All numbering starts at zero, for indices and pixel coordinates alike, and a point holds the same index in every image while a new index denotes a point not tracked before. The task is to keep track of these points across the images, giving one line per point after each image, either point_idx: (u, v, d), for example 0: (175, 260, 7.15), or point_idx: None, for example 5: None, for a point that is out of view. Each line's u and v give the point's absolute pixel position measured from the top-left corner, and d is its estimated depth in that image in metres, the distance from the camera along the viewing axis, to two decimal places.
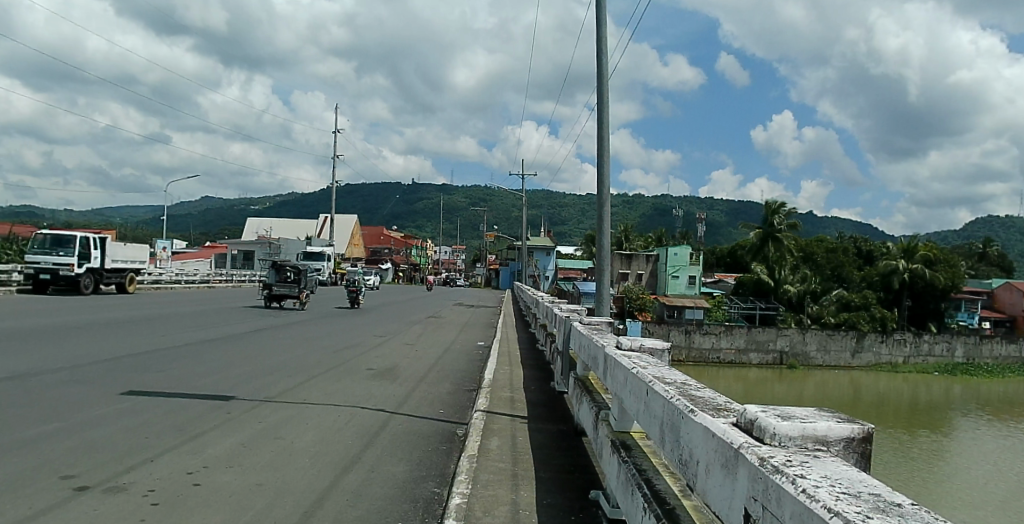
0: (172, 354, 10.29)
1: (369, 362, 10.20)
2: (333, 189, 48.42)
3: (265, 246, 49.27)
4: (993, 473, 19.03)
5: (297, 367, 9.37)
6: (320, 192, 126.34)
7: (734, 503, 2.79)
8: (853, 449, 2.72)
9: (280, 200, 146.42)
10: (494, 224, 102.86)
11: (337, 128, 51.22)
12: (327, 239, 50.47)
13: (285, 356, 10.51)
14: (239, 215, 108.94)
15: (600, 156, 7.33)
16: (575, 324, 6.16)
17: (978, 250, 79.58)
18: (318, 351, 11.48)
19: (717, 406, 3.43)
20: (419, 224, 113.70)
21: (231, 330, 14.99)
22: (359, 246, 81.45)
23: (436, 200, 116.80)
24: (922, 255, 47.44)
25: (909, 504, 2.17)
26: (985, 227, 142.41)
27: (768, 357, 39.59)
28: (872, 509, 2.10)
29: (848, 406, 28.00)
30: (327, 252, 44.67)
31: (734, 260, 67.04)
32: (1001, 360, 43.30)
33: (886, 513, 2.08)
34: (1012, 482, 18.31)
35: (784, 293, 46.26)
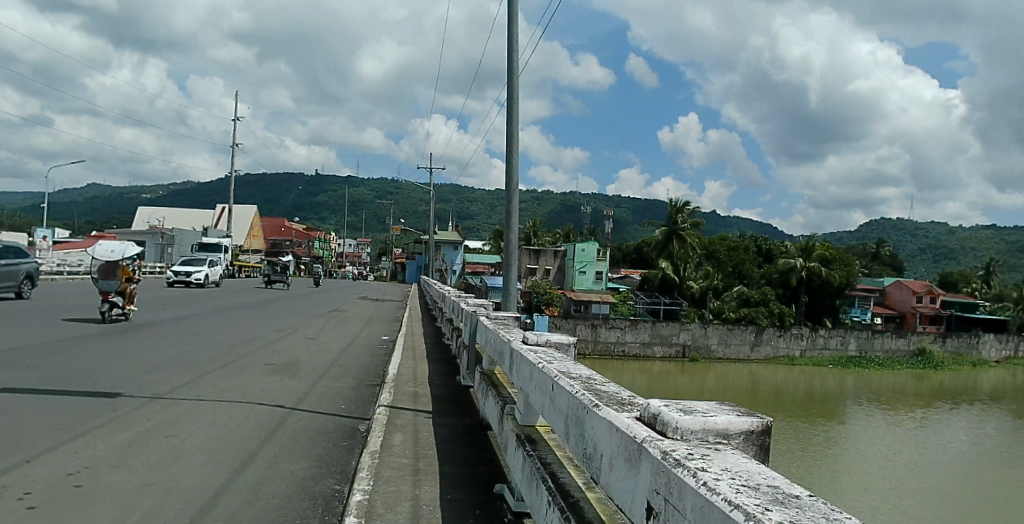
0: (46, 350, 9.60)
1: (267, 358, 9.85)
2: (232, 177, 46.70)
3: (157, 236, 47.06)
4: (884, 463, 19.83)
5: (187, 363, 8.95)
6: (218, 182, 121.97)
7: (636, 499, 2.86)
8: (753, 442, 2.83)
9: (170, 189, 140.32)
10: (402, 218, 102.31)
11: (237, 116, 49.37)
12: (224, 230, 48.70)
13: (175, 352, 10.02)
14: (130, 204, 103.67)
15: (510, 152, 7.36)
16: (482, 318, 6.16)
17: (869, 250, 84.14)
18: (213, 346, 11.00)
19: (622, 401, 3.50)
20: (324, 217, 111.70)
21: (115, 323, 14.40)
22: (259, 238, 79.05)
23: (342, 193, 115.10)
24: (819, 254, 49.67)
25: (809, 496, 2.27)
26: (872, 230, 152.58)
27: (672, 350, 40.61)
28: (773, 502, 2.18)
29: (746, 397, 28.97)
30: (223, 245, 43.29)
31: (641, 257, 68.63)
32: (891, 352, 45.93)
33: (784, 505, 2.18)
34: (901, 471, 19.08)
35: (688, 289, 47.61)
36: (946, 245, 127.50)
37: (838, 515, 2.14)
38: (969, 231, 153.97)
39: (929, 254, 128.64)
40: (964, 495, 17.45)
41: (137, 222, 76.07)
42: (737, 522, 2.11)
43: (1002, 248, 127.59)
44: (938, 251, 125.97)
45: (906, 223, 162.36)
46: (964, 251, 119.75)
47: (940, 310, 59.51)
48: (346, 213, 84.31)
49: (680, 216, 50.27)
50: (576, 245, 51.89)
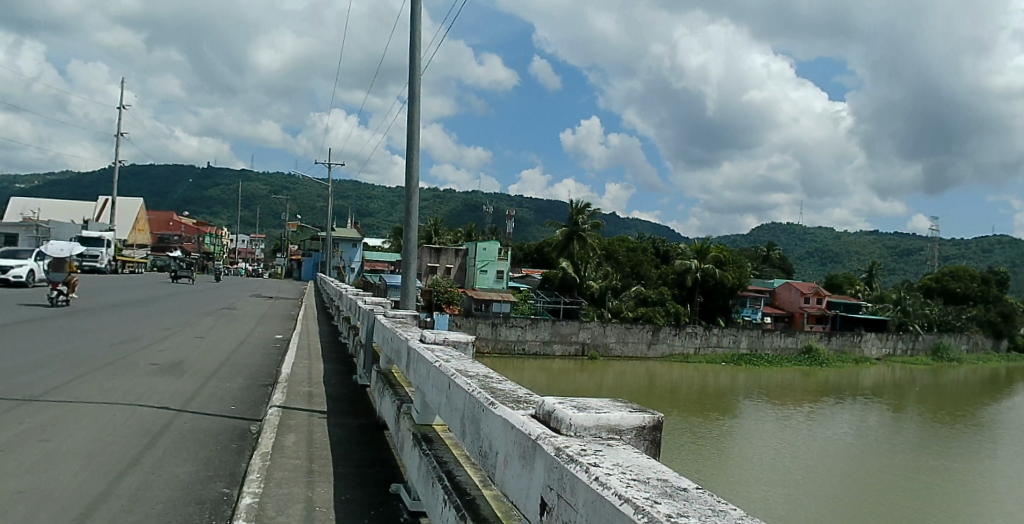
0: None
1: (151, 358, 9.44)
2: (115, 169, 44.17)
3: (30, 229, 43.94)
4: (769, 453, 20.93)
5: (63, 364, 8.45)
6: (101, 173, 115.19)
7: (530, 494, 2.90)
8: (644, 438, 2.93)
9: (44, 180, 131.45)
10: (301, 214, 99.87)
11: (123, 103, 46.72)
12: (107, 224, 46.00)
13: (49, 352, 9.44)
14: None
15: (410, 150, 7.32)
16: (379, 318, 6.10)
17: (761, 253, 87.88)
18: (92, 345, 10.42)
19: (518, 398, 3.54)
20: (216, 211, 107.50)
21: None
22: (147, 232, 75.20)
23: (236, 187, 111.15)
24: (713, 256, 51.42)
25: (694, 489, 2.38)
26: (760, 236, 160.27)
27: (570, 348, 41.16)
28: (662, 495, 2.27)
29: (644, 394, 29.86)
30: (104, 239, 41.51)
31: (542, 257, 69.40)
32: (780, 350, 48.33)
33: (672, 497, 2.27)
34: (785, 461, 20.19)
35: (587, 288, 48.57)
36: (832, 247, 135.61)
37: (722, 506, 2.25)
38: (851, 236, 164.32)
39: (816, 256, 136.44)
40: (837, 481, 18.68)
41: (9, 214, 70.86)
42: (626, 515, 2.18)
43: (881, 251, 136.85)
44: (823, 254, 133.81)
45: (790, 228, 171.49)
46: (848, 254, 127.60)
47: (825, 310, 63.15)
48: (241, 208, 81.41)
49: (581, 216, 50.01)
50: (478, 244, 52.18)
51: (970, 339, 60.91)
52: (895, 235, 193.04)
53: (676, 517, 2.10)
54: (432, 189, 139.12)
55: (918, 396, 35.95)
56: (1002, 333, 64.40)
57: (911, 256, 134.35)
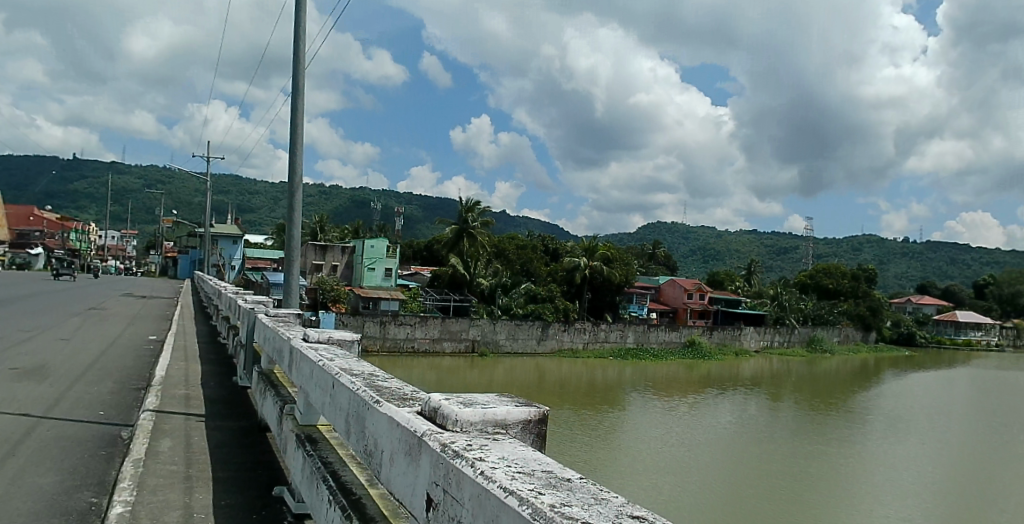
0: None
1: (9, 362, 8.78)
2: None
3: None
4: (650, 442, 21.78)
5: None
6: None
7: (417, 491, 2.91)
8: (530, 430, 3.01)
9: None
10: (177, 210, 95.19)
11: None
12: None
13: None
14: None
15: (294, 143, 7.15)
16: (260, 316, 5.94)
17: (647, 250, 90.71)
18: None
19: (403, 396, 3.54)
20: (82, 206, 100.72)
21: None
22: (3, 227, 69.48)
23: (106, 181, 104.58)
24: (601, 254, 52.69)
25: (578, 479, 2.46)
26: (643, 236, 166.34)
27: (460, 345, 41.21)
28: (546, 485, 2.34)
29: (534, 388, 30.32)
30: None
31: (431, 255, 69.13)
32: (665, 344, 50.29)
33: (556, 487, 2.34)
34: (665, 449, 21.07)
35: (477, 286, 48.85)
36: (714, 246, 142.48)
37: (604, 495, 2.34)
38: (730, 235, 173.12)
39: (699, 254, 142.77)
40: (716, 467, 19.60)
41: None
42: (511, 508, 2.23)
43: (759, 249, 144.94)
44: (706, 252, 140.12)
45: (672, 227, 178.95)
46: (729, 253, 134.13)
47: (707, 305, 66.09)
48: (111, 202, 76.69)
49: (470, 214, 49.77)
50: (366, 241, 51.38)
51: (841, 333, 65.99)
52: (770, 234, 204.75)
53: (560, 506, 2.18)
54: (319, 187, 136.14)
55: (793, 386, 38.21)
56: (869, 326, 69.64)
57: (786, 254, 142.83)
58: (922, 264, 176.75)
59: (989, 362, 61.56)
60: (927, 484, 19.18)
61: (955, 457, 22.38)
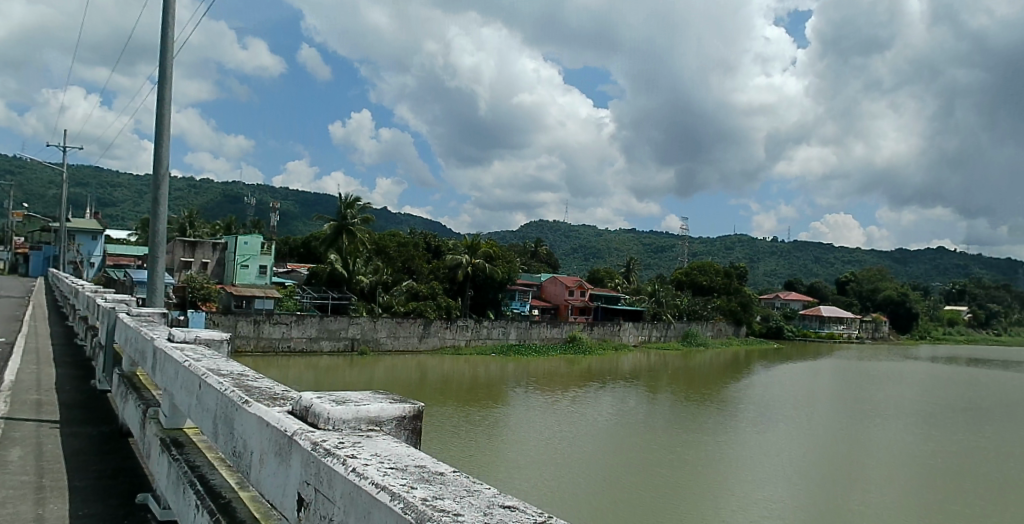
0: None
1: None
2: None
3: None
4: (527, 435, 22.19)
5: None
6: None
7: (287, 491, 2.87)
8: (405, 426, 3.02)
9: None
10: (27, 203, 87.97)
11: None
12: None
13: None
14: None
15: (159, 133, 6.81)
16: (122, 316, 5.65)
17: (530, 249, 91.99)
18: None
19: (273, 395, 3.46)
20: None
21: None
22: None
23: None
24: (484, 251, 53.02)
25: (450, 472, 2.50)
26: (526, 235, 169.00)
27: (339, 344, 40.43)
28: (418, 480, 2.37)
29: (415, 386, 30.21)
30: None
31: (309, 252, 67.36)
32: (547, 340, 51.36)
33: (429, 482, 2.37)
34: (541, 441, 21.52)
35: (357, 284, 47.45)
36: (595, 245, 146.61)
37: (475, 487, 2.40)
38: (610, 234, 178.61)
39: (580, 253, 146.28)
40: (593, 458, 20.17)
41: None
42: (383, 504, 2.26)
43: (638, 248, 150.27)
44: (587, 251, 143.75)
45: (554, 226, 182.60)
46: (608, 251, 138.25)
47: (588, 302, 68.03)
48: None
49: (351, 210, 48.13)
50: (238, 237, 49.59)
51: (714, 327, 69.17)
52: (648, 233, 212.71)
53: (430, 500, 2.23)
54: (188, 182, 129.61)
55: (670, 378, 39.85)
56: (740, 320, 73.57)
57: (663, 253, 148.70)
58: (787, 262, 188.39)
59: (847, 353, 66.42)
60: (788, 469, 20.39)
61: (813, 443, 23.97)
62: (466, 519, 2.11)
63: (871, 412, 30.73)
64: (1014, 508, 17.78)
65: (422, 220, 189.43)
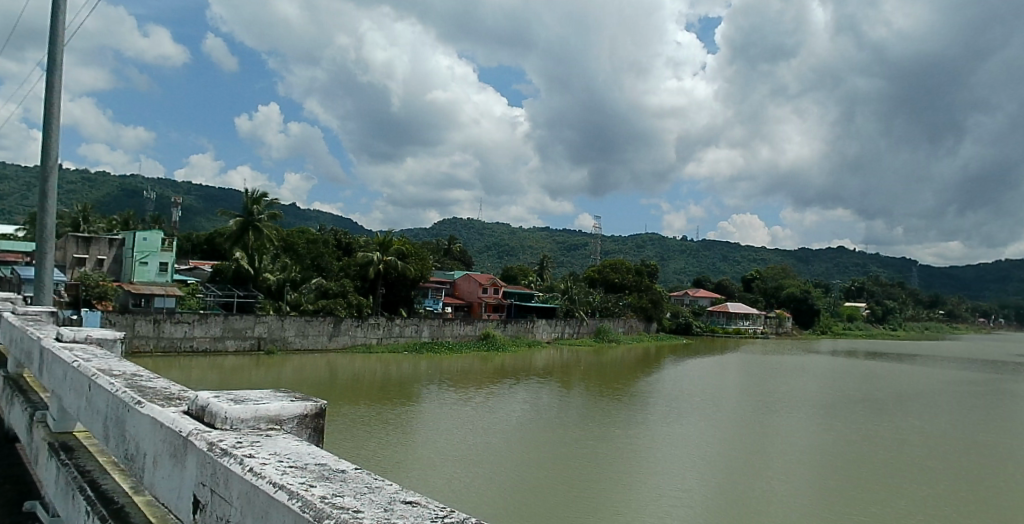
0: None
1: None
2: None
3: None
4: (437, 433, 22.01)
5: None
6: None
7: (182, 494, 2.81)
8: (308, 426, 3.00)
9: None
10: None
11: None
12: None
13: None
14: None
15: (47, 122, 6.45)
16: (6, 315, 5.35)
17: (442, 246, 91.48)
18: None
19: (169, 395, 3.37)
20: None
21: None
22: None
23: None
24: (395, 248, 52.01)
25: (352, 470, 2.52)
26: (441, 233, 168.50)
27: (245, 344, 39.23)
28: (319, 479, 2.36)
29: (323, 386, 29.53)
30: None
31: (214, 248, 64.97)
32: (459, 337, 51.42)
33: (328, 480, 2.37)
34: (451, 439, 21.37)
35: (263, 281, 46.14)
36: (509, 243, 147.65)
37: (375, 483, 2.42)
38: (524, 232, 180.21)
39: (493, 250, 146.48)
40: (505, 454, 20.22)
41: None
42: (282, 503, 2.25)
43: (551, 246, 152.26)
44: (500, 248, 144.16)
45: (470, 224, 182.68)
46: (522, 249, 139.57)
47: (501, 299, 68.39)
48: None
49: (256, 206, 46.58)
50: (136, 233, 47.23)
51: (625, 323, 70.88)
52: (562, 231, 215.64)
53: (330, 497, 2.23)
54: (83, 175, 122.89)
55: (582, 374, 40.46)
56: (650, 316, 75.62)
57: (576, 251, 151.16)
58: (695, 260, 194.72)
59: (751, 347, 69.16)
60: (695, 460, 21.01)
61: (718, 434, 24.79)
62: (365, 516, 2.13)
63: (773, 404, 32.08)
64: (902, 491, 18.88)
65: (333, 216, 185.53)
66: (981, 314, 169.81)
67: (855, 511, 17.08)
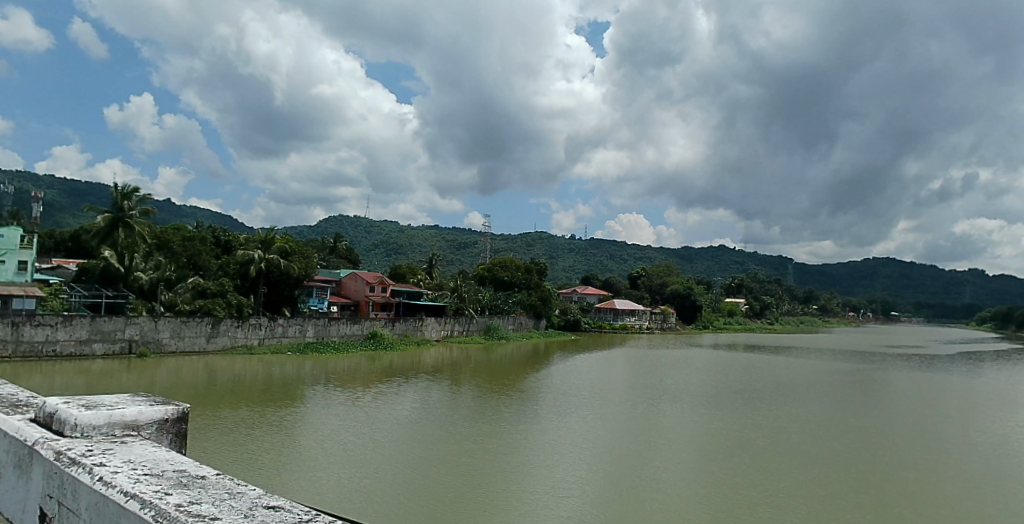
0: None
1: None
2: None
3: None
4: (320, 436, 21.25)
5: None
6: None
7: (29, 501, 3.46)
8: (167, 430, 3.75)
9: None
10: None
11: None
12: None
13: None
14: None
15: None
16: None
17: (328, 244, 89.18)
18: None
19: (13, 403, 3.94)
20: None
21: None
22: None
23: None
24: (278, 246, 50.62)
25: (208, 476, 3.27)
26: (328, 231, 164.53)
27: (115, 346, 36.97)
28: (174, 486, 3.12)
29: (199, 390, 28.02)
30: None
31: (77, 245, 60.66)
32: (345, 337, 50.41)
33: (187, 487, 3.12)
34: (335, 442, 20.66)
35: (134, 281, 43.75)
36: (397, 241, 146.03)
37: (230, 488, 3.18)
38: (414, 231, 178.74)
39: (382, 249, 143.96)
40: (394, 453, 20.07)
41: None
42: (134, 509, 2.95)
43: (441, 245, 151.92)
44: (389, 247, 141.81)
45: (358, 221, 179.36)
46: (412, 247, 138.44)
47: (389, 297, 67.66)
48: None
49: (127, 201, 43.80)
50: None
51: (515, 320, 71.71)
52: (452, 230, 215.46)
53: (187, 506, 2.95)
54: None
55: (471, 372, 40.52)
56: (541, 313, 76.57)
57: (466, 249, 151.52)
58: (583, 258, 199.22)
59: (637, 342, 71.42)
60: (582, 453, 21.58)
61: (603, 427, 25.53)
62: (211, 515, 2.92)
63: (657, 397, 33.28)
64: (774, 474, 20.17)
65: (212, 212, 176.90)
66: (849, 308, 181.89)
67: (733, 494, 18.15)
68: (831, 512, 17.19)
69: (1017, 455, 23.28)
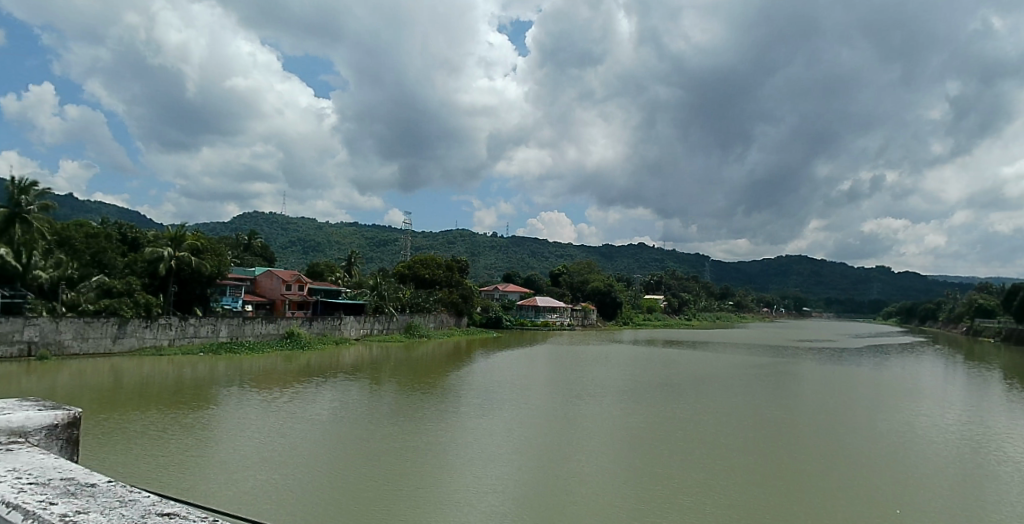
0: None
1: None
2: None
3: None
4: (233, 437, 20.67)
5: None
6: None
7: None
8: (54, 437, 4.74)
9: None
10: None
11: None
12: None
13: None
14: None
15: None
16: None
17: (242, 241, 86.60)
18: None
19: None
20: None
21: None
22: None
23: None
24: (189, 244, 48.85)
25: (89, 481, 4.16)
26: (242, 228, 159.33)
27: (13, 349, 35.03)
28: (60, 495, 3.96)
29: (104, 393, 26.73)
30: None
31: None
32: (261, 337, 48.97)
33: (68, 493, 3.99)
34: (250, 444, 20.16)
35: (33, 279, 42.41)
36: (313, 238, 142.90)
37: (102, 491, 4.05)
38: (332, 228, 175.38)
39: (299, 248, 140.29)
40: (314, 454, 19.77)
41: None
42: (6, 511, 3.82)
43: (360, 242, 149.63)
44: (307, 245, 138.57)
45: (273, 218, 174.50)
46: (329, 245, 135.87)
47: (305, 296, 66.48)
48: None
49: (26, 197, 41.22)
50: None
51: (436, 318, 71.47)
52: (372, 227, 212.50)
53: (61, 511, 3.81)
54: None
55: (392, 370, 40.16)
56: (462, 312, 77.47)
57: (385, 246, 149.84)
58: (504, 256, 199.84)
59: (558, 339, 72.35)
60: (504, 448, 21.78)
61: (525, 423, 25.83)
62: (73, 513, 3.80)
63: (577, 392, 33.81)
64: (689, 464, 20.88)
65: (116, 208, 168.77)
66: (762, 304, 188.63)
67: (652, 484, 18.72)
68: (743, 500, 17.92)
69: (912, 441, 24.81)
